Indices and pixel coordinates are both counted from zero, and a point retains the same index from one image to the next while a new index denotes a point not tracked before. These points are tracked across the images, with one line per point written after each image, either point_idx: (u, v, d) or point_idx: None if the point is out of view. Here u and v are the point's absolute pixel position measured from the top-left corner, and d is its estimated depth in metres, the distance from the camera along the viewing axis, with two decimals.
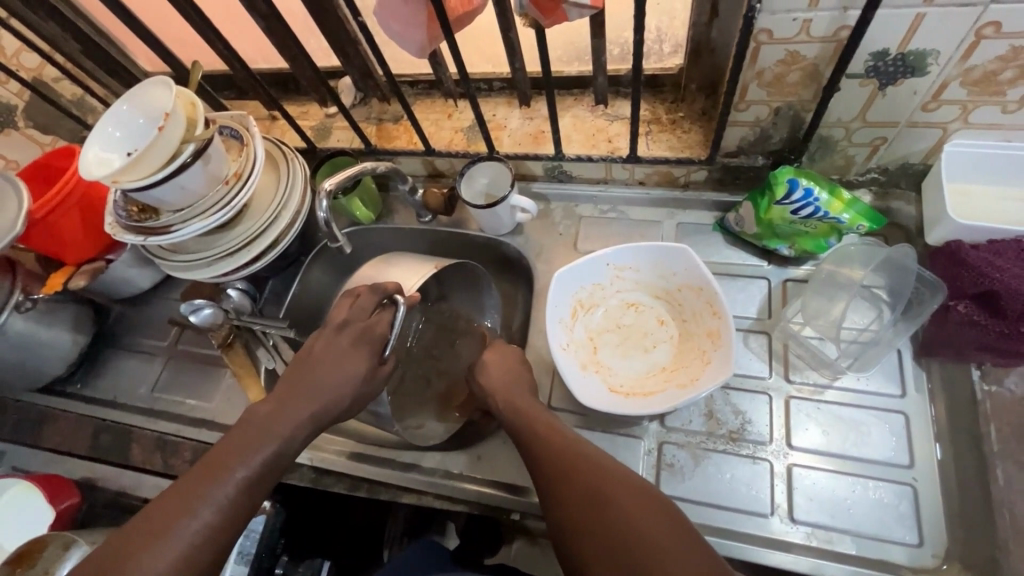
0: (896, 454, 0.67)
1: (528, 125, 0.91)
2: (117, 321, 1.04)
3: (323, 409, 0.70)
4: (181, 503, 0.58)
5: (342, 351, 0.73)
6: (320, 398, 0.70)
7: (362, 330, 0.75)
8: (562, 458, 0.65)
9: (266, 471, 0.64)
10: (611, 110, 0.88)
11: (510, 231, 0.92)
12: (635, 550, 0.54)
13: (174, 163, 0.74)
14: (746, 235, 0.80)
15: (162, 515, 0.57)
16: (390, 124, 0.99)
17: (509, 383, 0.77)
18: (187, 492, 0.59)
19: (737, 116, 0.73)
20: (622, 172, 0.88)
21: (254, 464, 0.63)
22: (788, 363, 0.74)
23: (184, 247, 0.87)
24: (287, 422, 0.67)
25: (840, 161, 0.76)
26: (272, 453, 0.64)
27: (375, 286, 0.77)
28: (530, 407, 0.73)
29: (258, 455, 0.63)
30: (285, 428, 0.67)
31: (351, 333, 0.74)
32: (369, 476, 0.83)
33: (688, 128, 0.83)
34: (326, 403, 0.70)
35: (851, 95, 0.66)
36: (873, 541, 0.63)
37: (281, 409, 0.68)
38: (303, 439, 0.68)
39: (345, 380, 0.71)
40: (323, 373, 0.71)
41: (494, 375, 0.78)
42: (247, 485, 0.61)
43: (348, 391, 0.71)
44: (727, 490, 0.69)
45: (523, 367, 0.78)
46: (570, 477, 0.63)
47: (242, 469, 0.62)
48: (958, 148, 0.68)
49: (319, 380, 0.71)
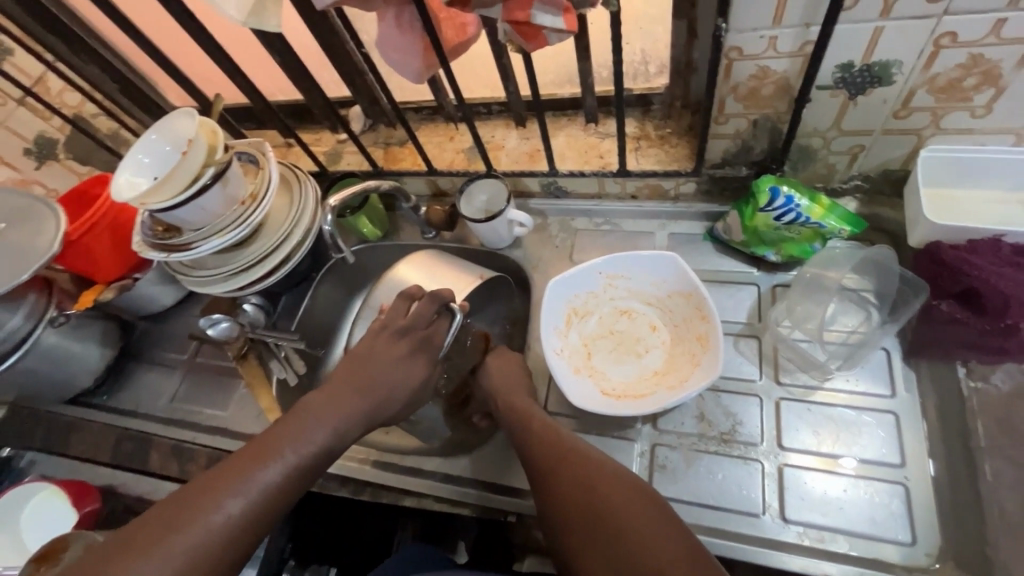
0: (886, 452, 0.67)
1: (525, 144, 0.97)
2: (141, 336, 1.11)
3: (376, 409, 0.75)
4: (230, 478, 0.62)
5: (401, 356, 0.78)
6: (377, 394, 0.75)
7: (424, 339, 0.80)
8: (558, 453, 0.67)
9: (313, 461, 0.67)
10: (602, 128, 0.93)
11: (509, 244, 0.97)
12: (617, 537, 0.57)
13: (196, 184, 0.81)
14: (735, 243, 0.83)
15: (209, 487, 0.60)
16: (397, 147, 1.05)
17: (508, 386, 0.79)
18: (235, 470, 0.62)
19: (718, 130, 0.76)
20: (615, 186, 0.92)
21: (305, 451, 0.67)
22: (777, 366, 0.76)
23: (204, 263, 0.93)
24: (341, 413, 0.72)
25: (823, 170, 0.79)
26: (321, 445, 0.68)
27: (435, 294, 0.80)
28: (525, 407, 0.75)
29: (307, 445, 0.67)
30: (341, 420, 0.71)
31: (411, 340, 0.79)
32: (376, 479, 0.85)
33: (676, 143, 0.88)
34: (381, 401, 0.75)
35: (824, 105, 0.69)
36: (867, 541, 0.64)
37: (335, 402, 0.72)
38: (356, 434, 0.73)
39: (398, 381, 0.77)
40: (381, 373, 0.77)
41: (497, 377, 0.81)
42: (292, 471, 0.65)
43: (402, 392, 0.77)
44: (719, 490, 0.70)
45: (519, 374, 0.81)
46: (557, 471, 0.66)
47: (293, 454, 0.66)
48: (935, 153, 0.70)
49: (374, 378, 0.76)
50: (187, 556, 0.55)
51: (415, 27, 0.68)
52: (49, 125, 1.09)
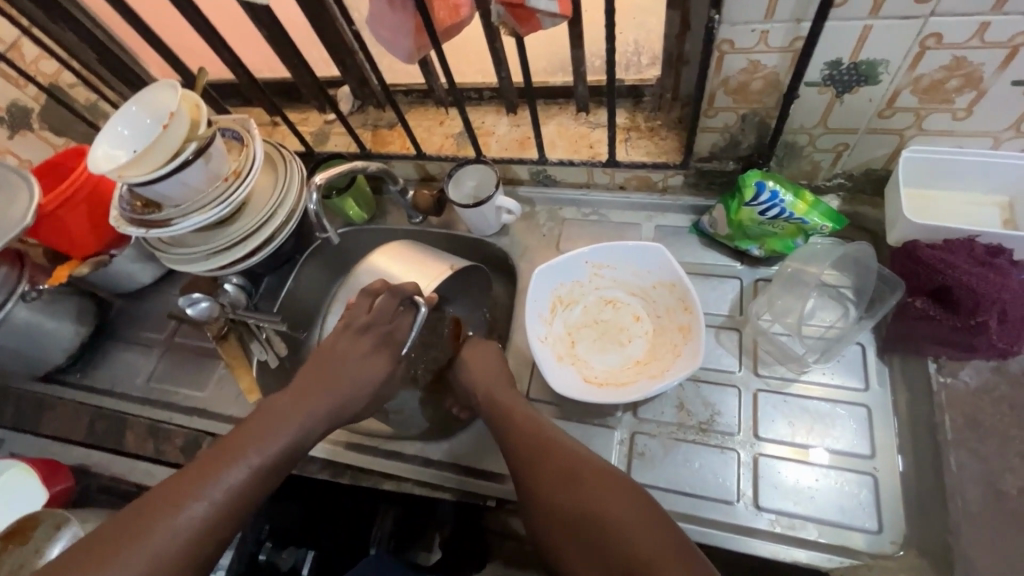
0: (857, 444, 0.69)
1: (515, 132, 0.96)
2: (118, 315, 1.09)
3: (341, 407, 0.75)
4: (192, 482, 0.63)
5: (366, 352, 0.78)
6: (342, 390, 0.76)
7: (387, 333, 0.79)
8: (538, 444, 0.68)
9: (279, 461, 0.68)
10: (592, 118, 0.93)
11: (496, 231, 0.97)
12: (599, 523, 0.59)
13: (177, 159, 0.79)
14: (719, 236, 0.84)
15: (172, 492, 0.62)
16: (385, 130, 1.04)
17: (486, 376, 0.79)
18: (198, 474, 0.64)
19: (707, 123, 0.77)
20: (603, 176, 0.93)
21: (268, 451, 0.68)
22: (756, 358, 0.77)
23: (184, 241, 0.91)
24: (305, 412, 0.73)
25: (807, 167, 0.80)
26: (286, 444, 0.69)
27: (397, 289, 0.80)
28: (507, 399, 0.76)
29: (271, 445, 0.69)
30: (305, 418, 0.72)
31: (376, 335, 0.79)
32: (348, 461, 0.85)
33: (665, 136, 0.89)
34: (347, 398, 0.76)
35: (811, 101, 0.70)
36: (835, 528, 0.66)
37: (298, 402, 0.73)
38: (322, 430, 0.74)
39: (361, 378, 0.77)
40: (346, 369, 0.77)
41: (469, 367, 0.82)
42: (256, 471, 0.66)
43: (369, 388, 0.77)
44: (696, 478, 0.71)
45: (497, 363, 0.81)
46: (535, 462, 0.67)
47: (255, 455, 0.67)
48: (916, 155, 0.71)
49: (340, 375, 0.76)
50: (151, 560, 0.57)
51: (407, 5, 0.67)
52: (23, 93, 1.06)
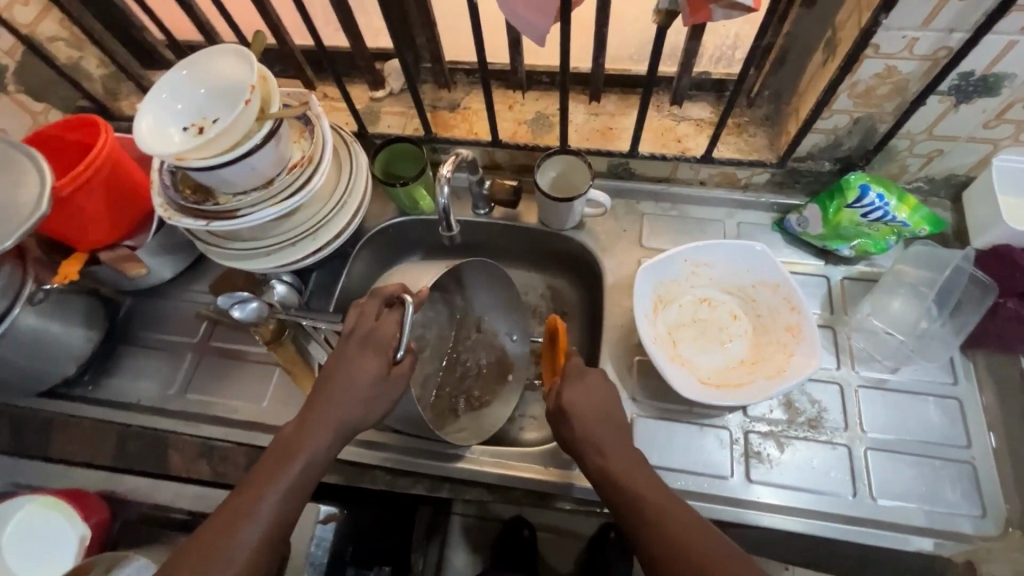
0: (954, 435, 0.74)
1: (595, 121, 0.92)
2: (129, 316, 0.94)
3: (346, 419, 0.65)
4: (223, 528, 0.57)
5: (354, 356, 0.67)
6: (340, 406, 0.65)
7: (367, 333, 0.69)
8: (681, 544, 0.56)
9: (298, 486, 0.61)
10: (679, 111, 0.90)
11: (574, 226, 0.93)
12: None
13: (251, 142, 0.68)
14: (809, 236, 0.85)
15: (205, 539, 0.56)
16: (446, 111, 0.96)
17: (603, 417, 0.67)
18: (207, 541, 0.56)
19: (818, 124, 0.77)
20: (687, 171, 0.91)
21: (278, 493, 0.59)
22: (853, 356, 0.80)
23: (237, 235, 0.79)
24: (312, 436, 0.63)
25: (895, 170, 0.83)
26: (301, 465, 0.61)
27: (377, 290, 0.71)
28: (629, 467, 0.63)
29: (278, 484, 0.60)
30: (312, 444, 0.62)
31: (358, 338, 0.69)
32: (403, 465, 0.81)
33: (754, 133, 0.88)
34: (349, 412, 0.65)
35: (929, 109, 0.71)
36: (945, 515, 0.70)
37: (303, 427, 0.64)
38: (333, 449, 0.64)
39: (355, 386, 0.66)
40: (343, 383, 0.66)
41: (579, 392, 0.68)
42: (270, 518, 0.58)
43: (370, 396, 0.66)
44: (813, 475, 0.74)
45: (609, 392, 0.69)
46: (669, 553, 0.56)
47: (266, 503, 0.58)
48: (1005, 163, 0.77)
49: (337, 391, 0.66)
50: None
51: None
52: None
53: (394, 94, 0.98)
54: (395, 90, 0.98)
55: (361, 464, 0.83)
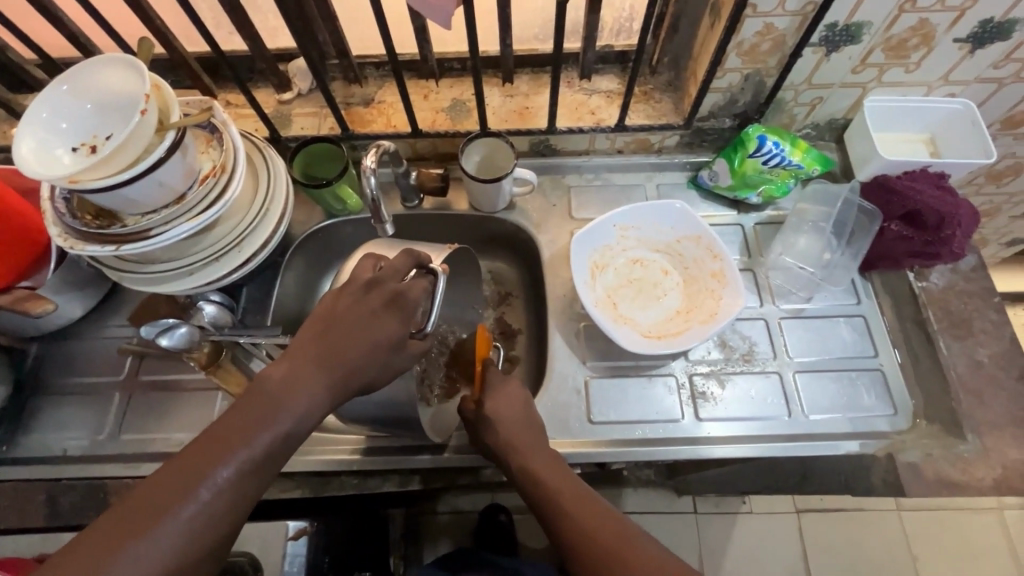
0: (864, 348, 0.84)
1: (511, 102, 0.94)
2: (39, 363, 0.86)
3: (346, 386, 0.60)
4: (179, 481, 0.50)
5: (370, 311, 0.62)
6: (343, 363, 0.59)
7: (394, 294, 0.63)
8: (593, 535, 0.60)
9: (271, 453, 0.54)
10: (589, 85, 0.94)
11: (505, 207, 0.95)
12: None
13: (153, 155, 0.63)
14: (720, 188, 0.92)
15: (154, 496, 0.49)
16: (361, 107, 0.94)
17: (519, 420, 0.73)
18: (157, 498, 0.49)
19: (714, 84, 0.83)
20: (605, 142, 0.95)
21: (252, 452, 0.53)
22: (773, 292, 0.88)
23: (153, 257, 0.74)
24: (301, 395, 0.57)
25: (785, 119, 0.91)
26: (286, 427, 0.55)
27: (410, 251, 0.67)
28: (550, 468, 0.68)
29: (254, 441, 0.53)
30: (299, 403, 0.56)
31: (381, 294, 0.63)
32: (373, 466, 0.80)
33: (660, 99, 0.93)
34: (350, 372, 0.60)
35: (805, 60, 0.79)
36: (864, 418, 0.79)
37: (296, 382, 0.57)
38: (321, 414, 0.59)
39: (366, 347, 0.61)
40: (349, 337, 0.60)
41: (504, 403, 0.75)
42: (232, 483, 0.52)
43: (376, 358, 0.61)
44: (753, 403, 0.80)
45: (525, 403, 0.75)
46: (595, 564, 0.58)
47: (233, 465, 0.52)
48: (874, 103, 0.86)
49: (340, 346, 0.60)
50: None
51: None
52: None
53: (303, 94, 0.96)
54: (303, 90, 0.95)
55: (325, 473, 0.81)
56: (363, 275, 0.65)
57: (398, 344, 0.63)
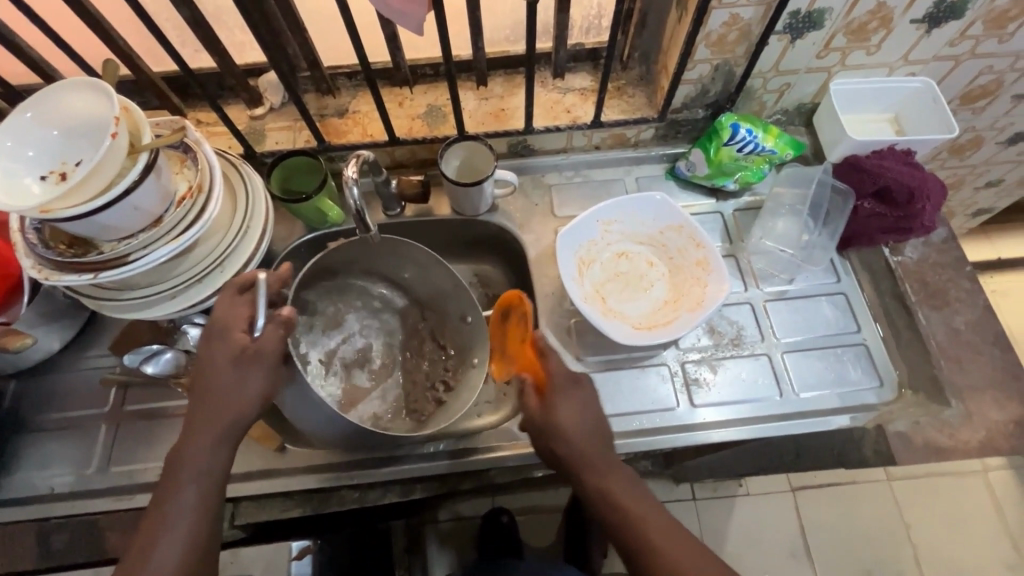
0: (847, 324, 0.86)
1: (486, 105, 0.94)
2: (18, 400, 0.83)
3: (229, 420, 0.62)
4: (139, 558, 0.57)
5: (210, 351, 0.64)
6: (216, 405, 0.62)
7: (222, 322, 0.65)
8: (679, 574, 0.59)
9: (205, 499, 0.61)
10: (562, 83, 0.95)
11: (487, 209, 0.95)
12: None
13: (126, 179, 0.61)
14: (698, 177, 0.93)
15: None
16: (336, 118, 0.93)
17: (589, 432, 0.65)
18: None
19: (685, 76, 0.85)
20: (581, 139, 0.96)
21: (186, 510, 0.60)
22: (756, 276, 0.89)
23: (132, 282, 0.72)
24: (200, 444, 0.62)
25: (756, 107, 0.93)
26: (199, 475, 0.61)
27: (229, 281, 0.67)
28: (625, 490, 0.64)
29: (180, 499, 0.60)
30: (201, 451, 0.61)
31: (212, 332, 0.65)
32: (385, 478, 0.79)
33: (633, 93, 0.94)
34: (225, 408, 0.63)
35: (771, 48, 0.81)
36: (853, 392, 0.81)
37: (191, 438, 0.62)
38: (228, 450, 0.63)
39: (224, 382, 0.63)
40: (210, 380, 0.63)
41: (572, 412, 0.65)
42: (184, 539, 0.59)
43: (237, 386, 0.63)
44: (745, 386, 0.82)
45: (593, 407, 0.67)
46: None
47: (176, 528, 0.59)
48: (839, 87, 0.89)
49: (208, 391, 0.63)
50: None
51: None
52: None
53: (276, 108, 0.94)
54: (276, 105, 0.94)
55: (324, 489, 0.80)
56: (229, 306, 0.66)
57: (247, 359, 0.63)
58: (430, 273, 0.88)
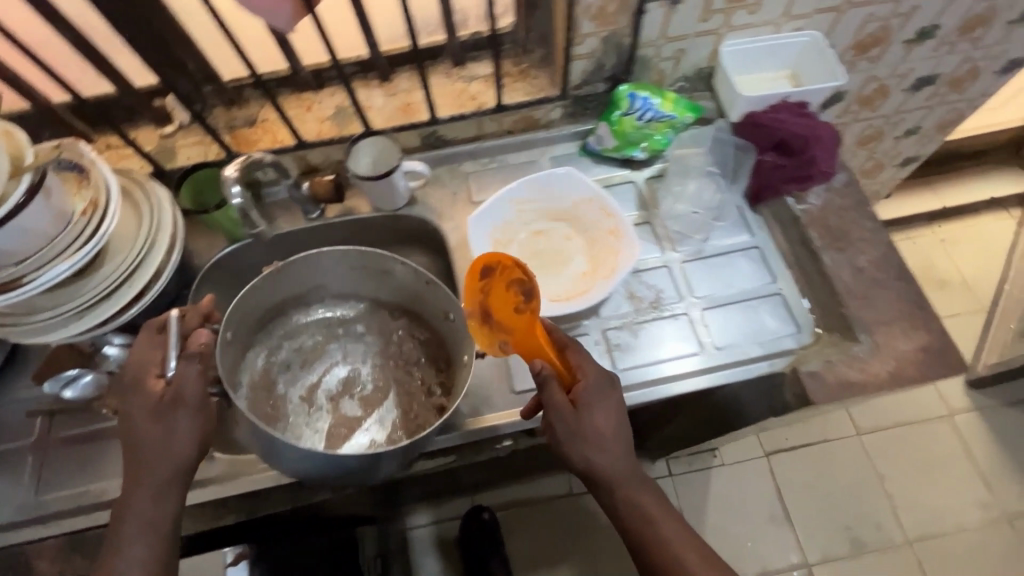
0: (762, 275, 0.88)
1: (394, 100, 0.95)
2: None
3: (168, 471, 0.66)
4: None
5: (133, 404, 0.67)
6: (149, 456, 0.66)
7: (137, 374, 0.68)
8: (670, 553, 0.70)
9: (155, 544, 0.65)
10: (466, 72, 0.96)
11: (406, 203, 0.96)
12: None
13: (8, 202, 0.61)
14: (607, 150, 0.95)
15: None
16: (246, 128, 0.94)
17: (615, 435, 0.71)
18: None
19: (576, 51, 0.87)
20: (492, 124, 0.98)
21: (136, 557, 0.64)
22: (672, 239, 0.91)
23: (38, 304, 0.72)
24: (143, 495, 0.66)
25: (656, 76, 0.95)
26: (144, 523, 0.65)
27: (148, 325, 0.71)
28: (634, 483, 0.72)
29: (130, 548, 0.64)
30: (143, 502, 0.65)
31: (131, 384, 0.68)
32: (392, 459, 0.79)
33: (536, 75, 0.96)
34: (156, 458, 0.66)
35: (652, 15, 0.83)
36: (771, 340, 0.83)
37: (133, 491, 0.66)
38: (169, 497, 0.67)
39: (151, 433, 0.66)
40: (137, 433, 0.66)
41: (600, 416, 0.70)
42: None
43: (163, 435, 0.66)
44: (666, 346, 0.83)
45: (619, 411, 0.72)
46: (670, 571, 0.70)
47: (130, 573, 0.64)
48: (730, 48, 0.91)
49: (138, 444, 0.66)
50: None
51: None
52: None
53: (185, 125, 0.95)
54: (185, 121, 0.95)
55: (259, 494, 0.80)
56: (151, 351, 0.70)
57: (168, 407, 0.66)
58: (388, 270, 0.88)
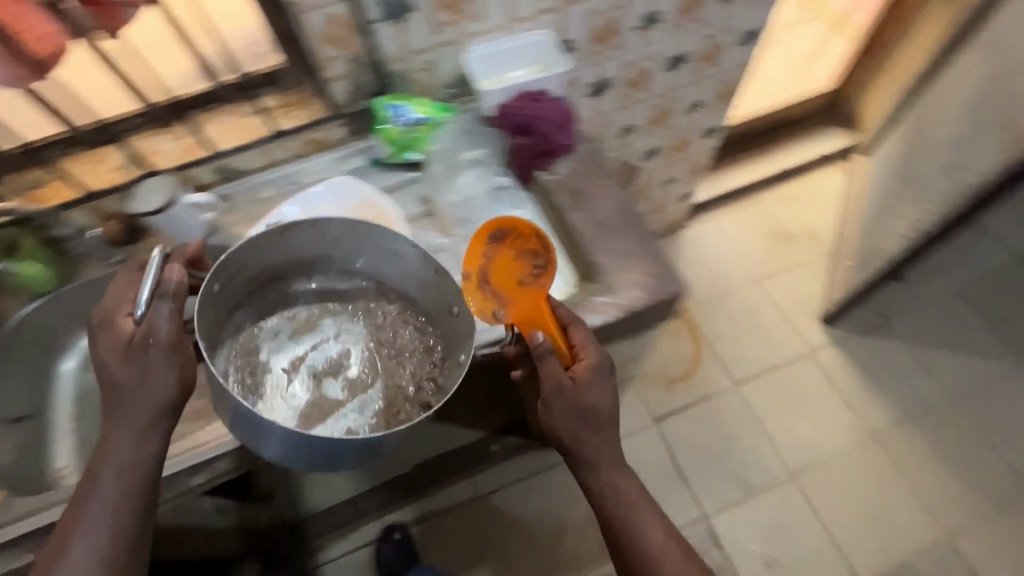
0: None
1: (180, 143, 1.03)
2: None
3: (145, 406, 0.73)
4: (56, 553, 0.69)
5: (110, 342, 0.74)
6: (126, 391, 0.73)
7: (109, 318, 0.75)
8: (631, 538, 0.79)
9: (136, 475, 0.73)
10: (247, 108, 1.04)
11: (207, 234, 1.00)
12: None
13: None
14: (388, 157, 1.05)
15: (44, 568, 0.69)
16: (38, 188, 0.99)
17: (611, 405, 0.81)
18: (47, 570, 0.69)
19: (328, 74, 0.99)
20: (280, 151, 1.07)
21: (111, 490, 0.72)
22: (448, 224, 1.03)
23: None
24: (125, 428, 0.73)
25: (419, 87, 1.06)
26: (114, 464, 0.72)
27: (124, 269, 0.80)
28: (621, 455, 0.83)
29: (101, 486, 0.71)
30: (123, 436, 0.73)
31: (109, 324, 0.75)
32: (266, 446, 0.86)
33: (313, 102, 1.05)
34: (142, 385, 0.74)
35: (384, 35, 0.94)
36: None
37: (111, 427, 0.73)
38: (157, 424, 0.75)
39: (131, 365, 0.73)
40: (114, 367, 0.74)
41: (596, 391, 0.80)
42: (93, 532, 0.70)
43: (149, 366, 0.74)
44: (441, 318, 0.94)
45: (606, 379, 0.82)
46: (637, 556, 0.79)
47: (88, 516, 0.70)
48: (471, 55, 1.02)
49: (110, 382, 0.73)
50: None
51: None
52: None
53: None
54: None
55: None
56: (127, 290, 0.77)
57: (137, 346, 0.74)
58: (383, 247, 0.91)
